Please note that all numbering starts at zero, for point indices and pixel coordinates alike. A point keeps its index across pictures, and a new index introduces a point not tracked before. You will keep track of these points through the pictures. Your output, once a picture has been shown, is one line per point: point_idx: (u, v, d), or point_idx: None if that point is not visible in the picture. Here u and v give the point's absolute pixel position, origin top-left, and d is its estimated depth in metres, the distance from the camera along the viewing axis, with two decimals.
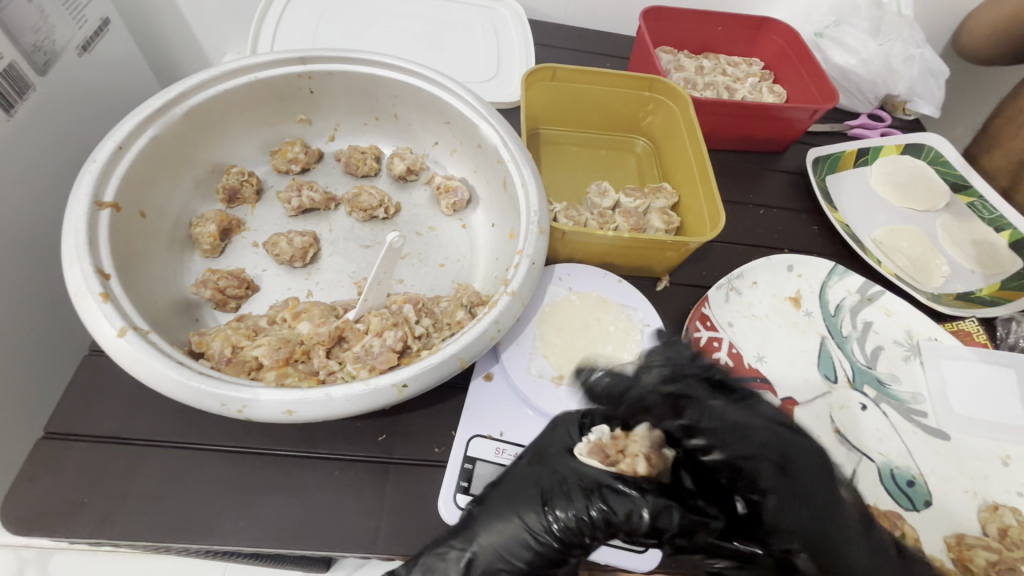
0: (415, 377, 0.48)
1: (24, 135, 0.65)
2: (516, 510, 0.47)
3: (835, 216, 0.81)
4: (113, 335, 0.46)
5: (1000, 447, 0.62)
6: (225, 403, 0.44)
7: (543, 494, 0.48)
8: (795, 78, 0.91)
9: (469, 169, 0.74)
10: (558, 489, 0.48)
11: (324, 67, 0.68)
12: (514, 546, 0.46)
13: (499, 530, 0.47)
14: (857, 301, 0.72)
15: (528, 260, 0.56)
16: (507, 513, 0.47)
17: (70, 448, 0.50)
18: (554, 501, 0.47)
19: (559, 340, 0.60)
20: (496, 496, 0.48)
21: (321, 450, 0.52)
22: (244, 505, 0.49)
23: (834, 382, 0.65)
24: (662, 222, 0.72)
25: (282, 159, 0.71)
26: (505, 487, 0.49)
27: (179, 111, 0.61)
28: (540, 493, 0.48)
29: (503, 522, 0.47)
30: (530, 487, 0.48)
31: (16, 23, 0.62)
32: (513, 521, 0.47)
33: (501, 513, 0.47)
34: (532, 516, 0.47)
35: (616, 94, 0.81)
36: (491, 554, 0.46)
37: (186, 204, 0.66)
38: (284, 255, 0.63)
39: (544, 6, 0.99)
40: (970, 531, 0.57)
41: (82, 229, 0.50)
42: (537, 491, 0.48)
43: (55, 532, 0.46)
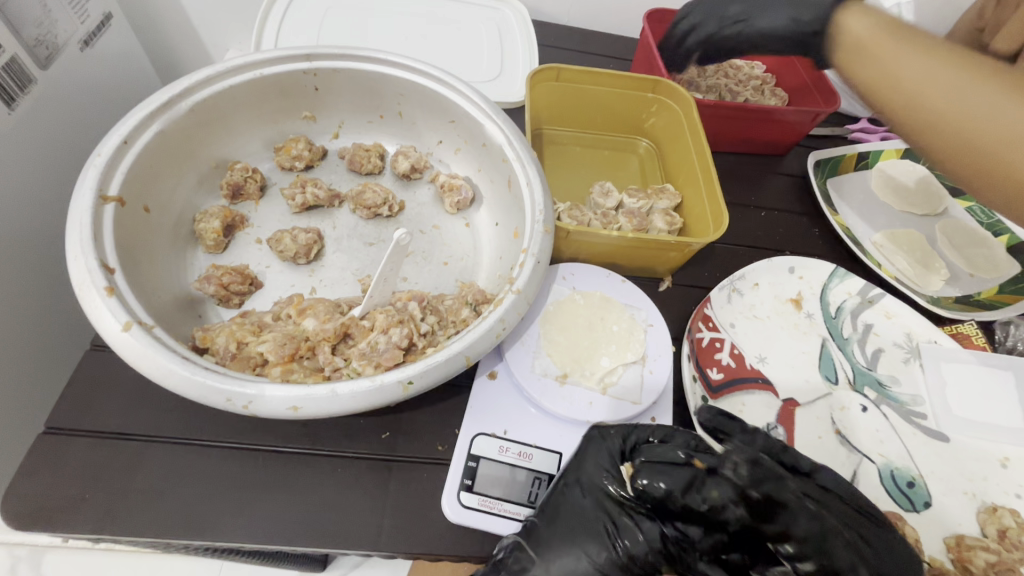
0: (421, 374, 0.48)
1: (26, 128, 0.65)
2: (581, 545, 0.43)
3: (835, 219, 0.81)
4: (117, 328, 0.46)
5: (999, 449, 0.63)
6: (231, 399, 0.44)
7: (601, 523, 0.44)
8: (797, 81, 0.92)
9: (473, 168, 0.74)
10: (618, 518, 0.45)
11: (330, 64, 0.68)
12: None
13: (565, 562, 0.43)
14: (858, 303, 0.72)
15: (533, 259, 0.56)
16: (569, 547, 0.43)
17: (72, 443, 0.49)
18: (622, 531, 0.44)
19: (563, 340, 0.60)
20: (554, 533, 0.44)
21: (324, 447, 0.52)
22: (247, 502, 0.49)
23: (835, 384, 0.66)
24: (665, 222, 0.72)
25: (286, 156, 0.71)
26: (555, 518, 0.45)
27: (184, 105, 0.61)
28: (601, 525, 0.44)
29: (573, 559, 0.43)
30: (584, 517, 0.45)
31: (19, 15, 0.62)
32: (580, 557, 0.43)
33: (571, 550, 0.43)
34: (594, 547, 0.43)
35: (620, 96, 0.82)
36: None
37: (190, 199, 0.65)
38: (288, 252, 0.63)
39: (547, 8, 1.00)
40: (969, 532, 0.57)
41: (87, 223, 0.50)
42: (601, 525, 0.44)
43: (57, 527, 0.46)
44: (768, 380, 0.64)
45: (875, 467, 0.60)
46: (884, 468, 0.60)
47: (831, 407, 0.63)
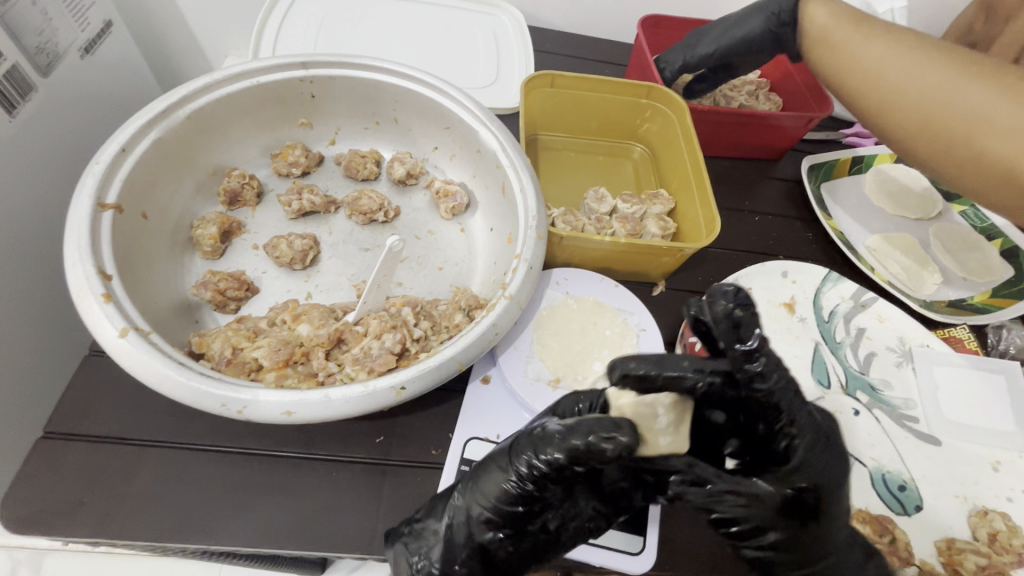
0: (413, 379, 0.48)
1: (27, 136, 0.66)
2: (493, 465, 0.46)
3: (829, 224, 0.82)
4: (114, 335, 0.46)
5: (990, 453, 0.63)
6: (225, 404, 0.45)
7: (511, 449, 0.46)
8: (791, 86, 0.92)
9: (468, 174, 0.75)
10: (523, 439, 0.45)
11: (326, 72, 0.69)
12: (502, 497, 0.44)
13: (487, 482, 0.45)
14: (851, 307, 0.73)
15: (526, 265, 0.57)
16: (485, 468, 0.46)
17: (69, 448, 0.50)
18: (521, 450, 0.45)
19: (557, 344, 0.61)
20: (478, 465, 0.47)
21: (319, 451, 0.53)
22: (242, 506, 0.49)
23: (828, 388, 0.66)
24: (658, 228, 0.73)
25: (283, 162, 0.72)
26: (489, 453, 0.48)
27: (182, 113, 0.62)
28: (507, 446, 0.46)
29: (488, 482, 0.45)
30: (503, 446, 0.47)
31: (19, 24, 0.63)
32: (493, 477, 0.45)
33: (483, 473, 0.46)
34: (504, 470, 0.45)
35: (614, 102, 0.83)
36: (463, 511, 0.45)
37: (187, 205, 0.66)
38: (284, 258, 0.64)
39: (544, 14, 1.01)
40: (960, 535, 0.57)
41: (85, 231, 0.51)
42: (506, 447, 0.46)
43: (54, 531, 0.46)
44: None
45: (867, 471, 0.60)
46: (876, 472, 0.60)
47: None
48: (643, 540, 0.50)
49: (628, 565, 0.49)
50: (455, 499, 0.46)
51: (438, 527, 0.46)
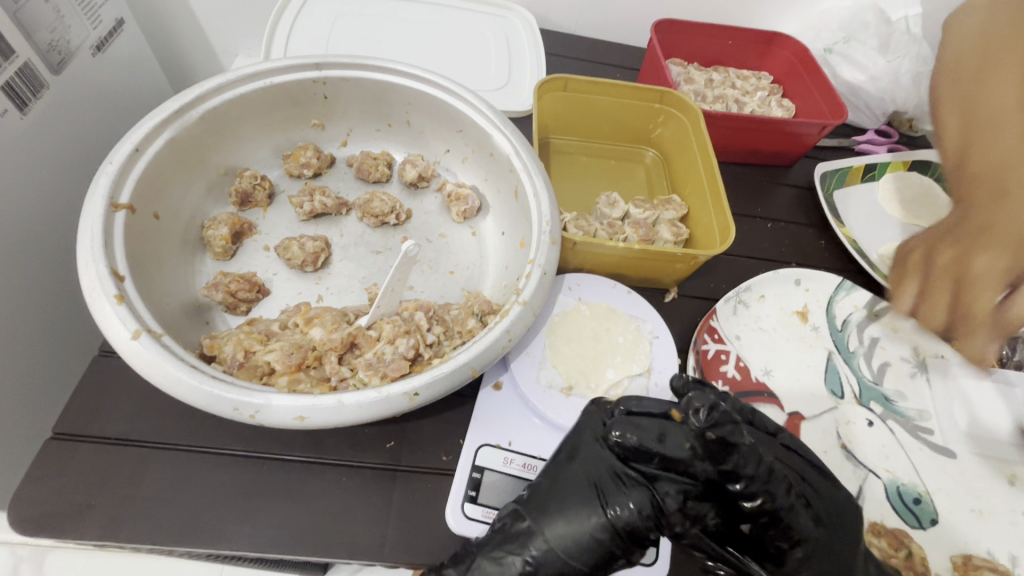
0: (426, 385, 0.48)
1: (39, 134, 0.66)
2: (575, 508, 0.44)
3: (842, 231, 0.81)
4: (126, 337, 0.46)
5: (1006, 466, 0.62)
6: (237, 408, 0.45)
7: (599, 488, 0.45)
8: (805, 93, 0.92)
9: (480, 177, 0.75)
10: (604, 480, 0.45)
11: (339, 73, 0.69)
12: (587, 545, 0.43)
13: (563, 529, 0.44)
14: (864, 316, 0.72)
15: (540, 270, 0.56)
16: (568, 511, 0.44)
17: (79, 449, 0.50)
18: (611, 499, 0.44)
19: (569, 350, 0.60)
20: (552, 497, 0.46)
21: (329, 456, 0.52)
22: (251, 510, 0.49)
23: (841, 398, 0.65)
24: (671, 234, 0.72)
25: (295, 164, 0.71)
26: (552, 483, 0.46)
27: (195, 114, 0.62)
28: (596, 487, 0.45)
29: (564, 521, 0.44)
30: (584, 483, 0.45)
31: (32, 22, 0.63)
32: (575, 521, 0.44)
33: (563, 511, 0.44)
34: (594, 517, 0.44)
35: (627, 106, 0.82)
36: (553, 552, 0.43)
37: (199, 206, 0.66)
38: (295, 259, 0.63)
39: (556, 17, 1.01)
40: (977, 551, 0.56)
41: (98, 231, 0.50)
42: (592, 489, 0.45)
43: (62, 533, 0.46)
44: (773, 394, 0.64)
45: (881, 483, 0.59)
46: (890, 484, 0.60)
47: (836, 421, 0.63)
48: (656, 551, 0.50)
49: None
50: (513, 566, 0.43)
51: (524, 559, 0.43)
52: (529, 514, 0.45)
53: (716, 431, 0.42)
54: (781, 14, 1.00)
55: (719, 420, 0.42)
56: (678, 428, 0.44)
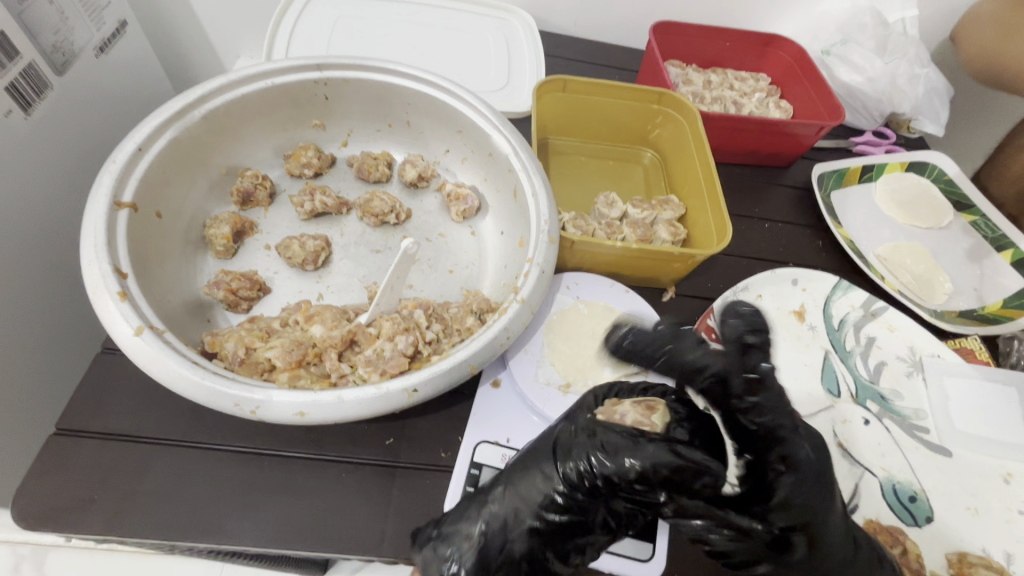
0: (425, 382, 0.48)
1: (42, 133, 0.66)
2: (536, 467, 0.47)
3: (840, 232, 0.82)
4: (129, 333, 0.47)
5: (1002, 464, 0.63)
6: (239, 404, 0.45)
7: (563, 443, 0.47)
8: (802, 94, 0.92)
9: (479, 177, 0.75)
10: (568, 441, 0.47)
11: (340, 74, 0.70)
12: (542, 504, 0.46)
13: (524, 484, 0.46)
14: (860, 316, 0.72)
15: (538, 269, 0.57)
16: (529, 470, 0.47)
17: (81, 445, 0.50)
18: (569, 457, 0.46)
19: (567, 348, 0.61)
20: (519, 460, 0.48)
21: (329, 453, 0.53)
22: (252, 506, 0.49)
23: (838, 397, 0.66)
24: (669, 233, 0.73)
25: (296, 163, 0.72)
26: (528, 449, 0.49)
27: (197, 113, 0.62)
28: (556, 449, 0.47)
29: (527, 479, 0.47)
30: (548, 444, 0.48)
31: (36, 23, 0.64)
32: (535, 478, 0.47)
33: (526, 470, 0.47)
34: (550, 468, 0.47)
35: (625, 107, 0.83)
36: (510, 507, 0.46)
37: (201, 205, 0.67)
38: (296, 258, 0.64)
39: (555, 19, 1.01)
40: (972, 549, 0.57)
41: (101, 229, 0.51)
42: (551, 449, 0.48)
43: (65, 528, 0.46)
44: None
45: (877, 481, 0.60)
46: (886, 482, 0.60)
47: (833, 420, 0.64)
48: (653, 547, 0.50)
49: (637, 572, 0.49)
50: (483, 505, 0.46)
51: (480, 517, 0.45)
52: (502, 481, 0.47)
53: (753, 336, 0.43)
54: (779, 16, 1.01)
55: (759, 327, 0.43)
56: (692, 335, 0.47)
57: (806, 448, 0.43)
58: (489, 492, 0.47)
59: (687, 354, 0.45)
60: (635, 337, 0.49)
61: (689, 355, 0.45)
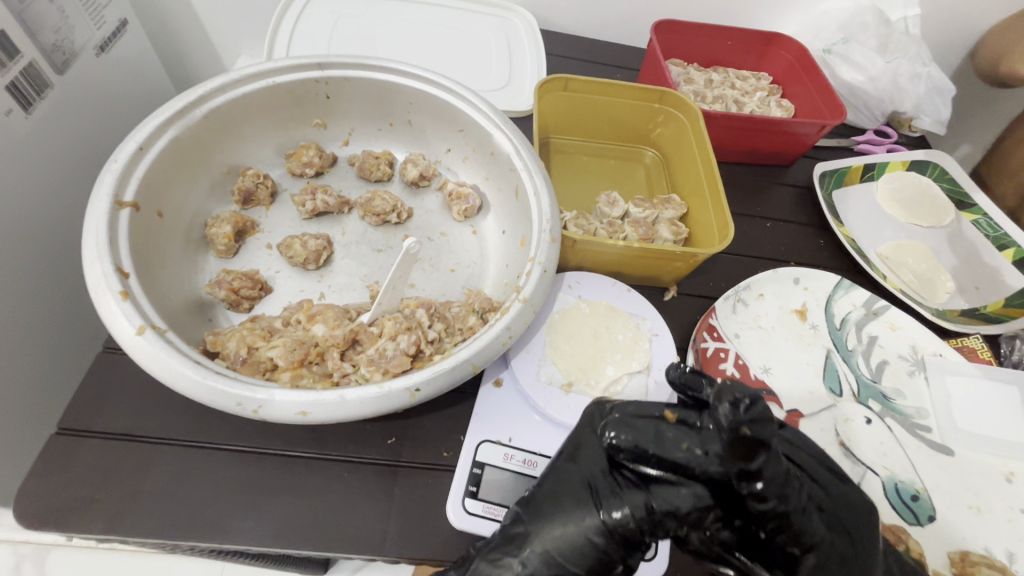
0: (427, 381, 0.48)
1: (43, 132, 0.66)
2: (569, 513, 0.44)
3: (842, 230, 0.81)
4: (131, 333, 0.47)
5: (1004, 464, 0.63)
6: (241, 403, 0.45)
7: (592, 488, 0.45)
8: (804, 93, 0.92)
9: (481, 177, 0.75)
10: (599, 482, 0.45)
11: (341, 73, 0.70)
12: (582, 554, 0.43)
13: (560, 533, 0.43)
14: (863, 315, 0.72)
15: (540, 268, 0.57)
16: (562, 517, 0.44)
17: (83, 445, 0.50)
18: (607, 501, 0.44)
19: (569, 348, 0.61)
20: (546, 498, 0.45)
21: (331, 452, 0.53)
22: (254, 505, 0.49)
23: (839, 396, 0.66)
24: (671, 232, 0.73)
25: (297, 163, 0.72)
26: (549, 486, 0.46)
27: (198, 113, 0.62)
28: (589, 491, 0.45)
29: (560, 526, 0.44)
30: (579, 485, 0.45)
31: (37, 22, 0.64)
32: (569, 526, 0.43)
33: (559, 516, 0.44)
34: (589, 519, 0.43)
35: (626, 106, 0.83)
36: (547, 557, 0.43)
37: (202, 205, 0.67)
38: (297, 257, 0.64)
39: (556, 17, 1.01)
40: (974, 547, 0.57)
41: (103, 228, 0.51)
42: (584, 491, 0.45)
43: (66, 527, 0.46)
44: (772, 392, 0.65)
45: (879, 480, 0.60)
46: (888, 481, 0.60)
47: (835, 419, 0.64)
48: (655, 546, 0.50)
49: (640, 571, 0.49)
50: (510, 568, 0.43)
51: (517, 569, 0.43)
52: (530, 525, 0.44)
53: (749, 429, 0.39)
54: (780, 15, 1.01)
55: (756, 417, 0.40)
56: (673, 428, 0.43)
57: (818, 513, 0.44)
58: (516, 546, 0.44)
59: (673, 454, 0.42)
60: (621, 438, 0.43)
61: (677, 451, 0.43)
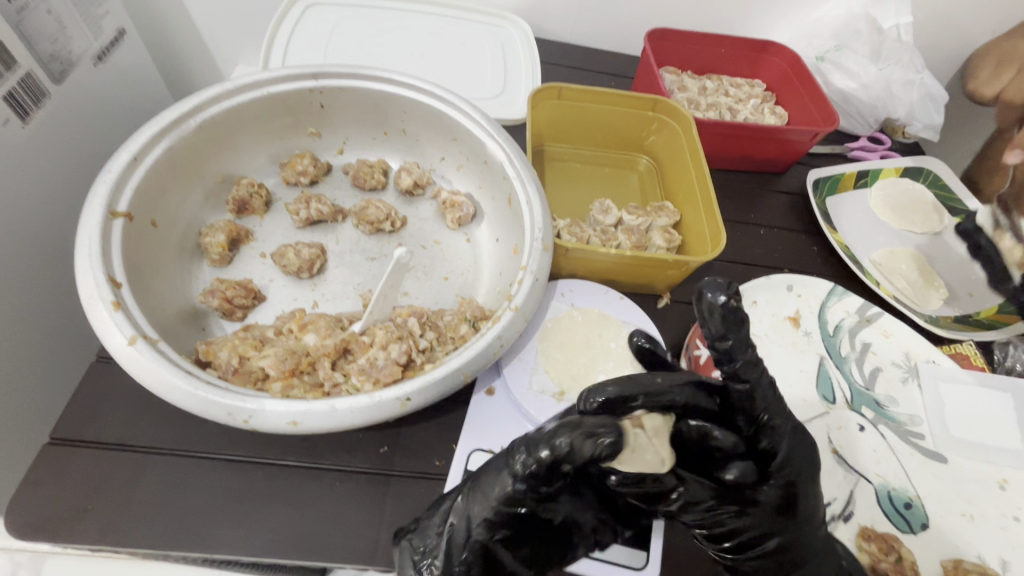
0: (418, 390, 0.48)
1: (40, 141, 0.67)
2: (501, 468, 0.45)
3: (834, 237, 0.82)
4: (123, 343, 0.47)
5: (997, 471, 0.63)
6: (231, 413, 0.45)
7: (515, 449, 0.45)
8: (797, 100, 0.93)
9: (475, 185, 0.76)
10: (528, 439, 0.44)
11: (335, 82, 0.70)
12: (501, 501, 0.43)
13: (489, 483, 0.44)
14: (856, 322, 0.72)
15: (531, 277, 0.57)
16: (493, 471, 0.45)
17: (75, 455, 0.50)
18: (522, 450, 0.43)
19: (561, 356, 0.61)
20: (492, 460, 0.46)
21: (322, 461, 0.53)
22: (245, 514, 0.49)
23: (833, 403, 0.66)
24: (664, 240, 0.73)
25: (291, 172, 0.72)
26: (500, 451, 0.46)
27: (193, 123, 0.63)
28: (515, 447, 0.44)
29: (491, 479, 0.45)
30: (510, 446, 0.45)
31: (34, 32, 0.64)
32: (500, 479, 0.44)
33: (490, 470, 0.45)
34: (506, 474, 0.44)
35: (620, 114, 0.83)
36: (473, 506, 0.44)
37: (196, 213, 0.67)
38: (291, 267, 0.64)
39: (551, 25, 1.02)
40: (966, 556, 0.57)
41: (96, 238, 0.51)
42: (510, 449, 0.45)
43: (58, 537, 0.46)
44: None
45: (872, 487, 0.60)
46: (881, 488, 0.60)
47: (828, 426, 0.64)
48: (647, 555, 0.50)
49: None
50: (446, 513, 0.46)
51: (449, 515, 0.45)
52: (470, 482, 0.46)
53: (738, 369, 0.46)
54: (774, 23, 1.02)
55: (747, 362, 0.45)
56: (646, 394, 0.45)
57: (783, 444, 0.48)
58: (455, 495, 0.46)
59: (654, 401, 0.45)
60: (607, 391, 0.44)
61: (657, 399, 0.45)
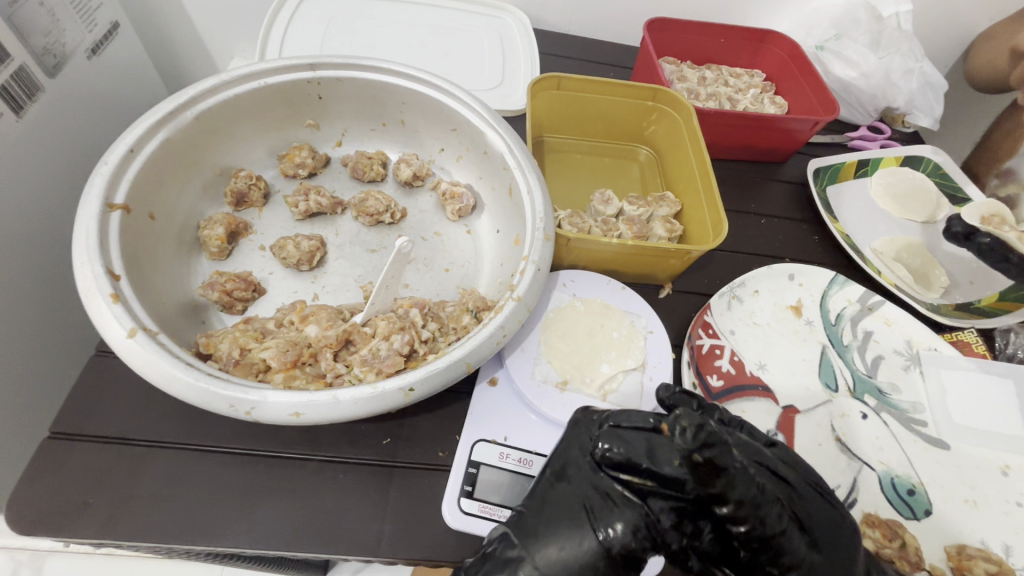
0: (421, 381, 0.48)
1: (35, 135, 0.66)
2: (567, 529, 0.42)
3: (835, 226, 0.82)
4: (122, 336, 0.46)
5: (1000, 457, 0.63)
6: (234, 405, 0.45)
7: (589, 509, 0.43)
8: (797, 90, 0.92)
9: (475, 176, 0.75)
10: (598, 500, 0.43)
11: (333, 73, 0.69)
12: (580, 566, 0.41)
13: (555, 552, 0.41)
14: (858, 310, 0.72)
15: (533, 266, 0.57)
16: (558, 536, 0.42)
17: (75, 449, 0.50)
18: (602, 518, 0.42)
19: (564, 346, 0.61)
20: (540, 520, 0.43)
21: (325, 453, 0.53)
22: (248, 508, 0.49)
23: (835, 391, 0.66)
24: (665, 230, 0.73)
25: (290, 164, 0.72)
26: (547, 504, 0.44)
27: (190, 115, 0.62)
28: (584, 506, 0.43)
29: (559, 544, 0.41)
30: (573, 505, 0.43)
31: (27, 24, 0.63)
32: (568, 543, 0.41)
33: (552, 531, 0.42)
34: (584, 534, 0.42)
35: (619, 104, 0.83)
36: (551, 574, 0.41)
37: (194, 206, 0.66)
38: (290, 259, 0.63)
39: (549, 17, 1.01)
40: (970, 542, 0.57)
41: (94, 231, 0.51)
42: (580, 508, 0.43)
43: (58, 532, 0.46)
44: (768, 388, 0.64)
45: (875, 475, 0.60)
46: (885, 476, 0.60)
47: (831, 414, 0.63)
48: None
49: None
50: None
51: None
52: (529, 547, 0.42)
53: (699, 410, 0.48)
54: (773, 12, 1.01)
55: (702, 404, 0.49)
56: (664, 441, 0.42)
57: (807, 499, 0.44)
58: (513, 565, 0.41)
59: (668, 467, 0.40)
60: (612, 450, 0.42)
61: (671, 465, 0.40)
